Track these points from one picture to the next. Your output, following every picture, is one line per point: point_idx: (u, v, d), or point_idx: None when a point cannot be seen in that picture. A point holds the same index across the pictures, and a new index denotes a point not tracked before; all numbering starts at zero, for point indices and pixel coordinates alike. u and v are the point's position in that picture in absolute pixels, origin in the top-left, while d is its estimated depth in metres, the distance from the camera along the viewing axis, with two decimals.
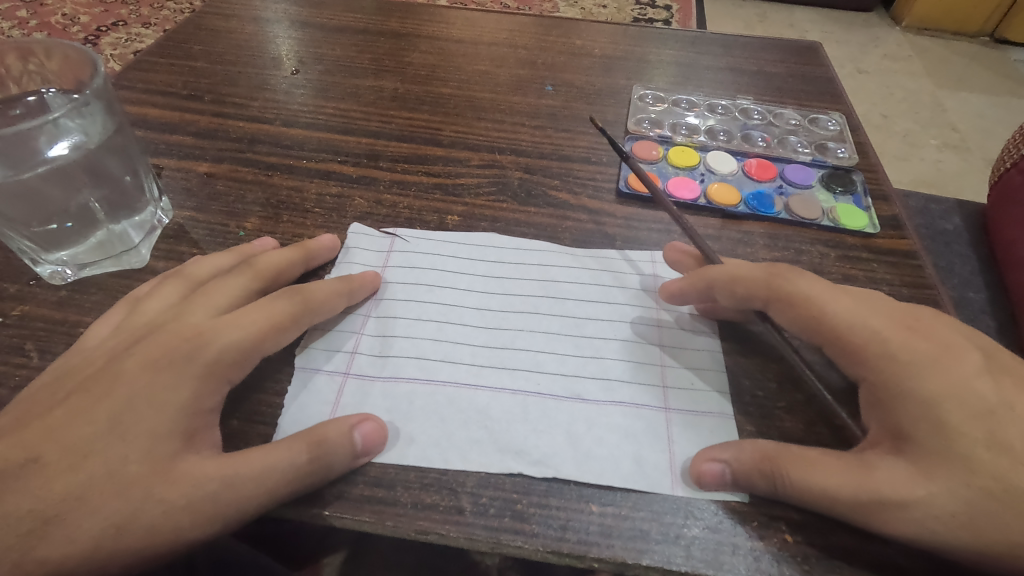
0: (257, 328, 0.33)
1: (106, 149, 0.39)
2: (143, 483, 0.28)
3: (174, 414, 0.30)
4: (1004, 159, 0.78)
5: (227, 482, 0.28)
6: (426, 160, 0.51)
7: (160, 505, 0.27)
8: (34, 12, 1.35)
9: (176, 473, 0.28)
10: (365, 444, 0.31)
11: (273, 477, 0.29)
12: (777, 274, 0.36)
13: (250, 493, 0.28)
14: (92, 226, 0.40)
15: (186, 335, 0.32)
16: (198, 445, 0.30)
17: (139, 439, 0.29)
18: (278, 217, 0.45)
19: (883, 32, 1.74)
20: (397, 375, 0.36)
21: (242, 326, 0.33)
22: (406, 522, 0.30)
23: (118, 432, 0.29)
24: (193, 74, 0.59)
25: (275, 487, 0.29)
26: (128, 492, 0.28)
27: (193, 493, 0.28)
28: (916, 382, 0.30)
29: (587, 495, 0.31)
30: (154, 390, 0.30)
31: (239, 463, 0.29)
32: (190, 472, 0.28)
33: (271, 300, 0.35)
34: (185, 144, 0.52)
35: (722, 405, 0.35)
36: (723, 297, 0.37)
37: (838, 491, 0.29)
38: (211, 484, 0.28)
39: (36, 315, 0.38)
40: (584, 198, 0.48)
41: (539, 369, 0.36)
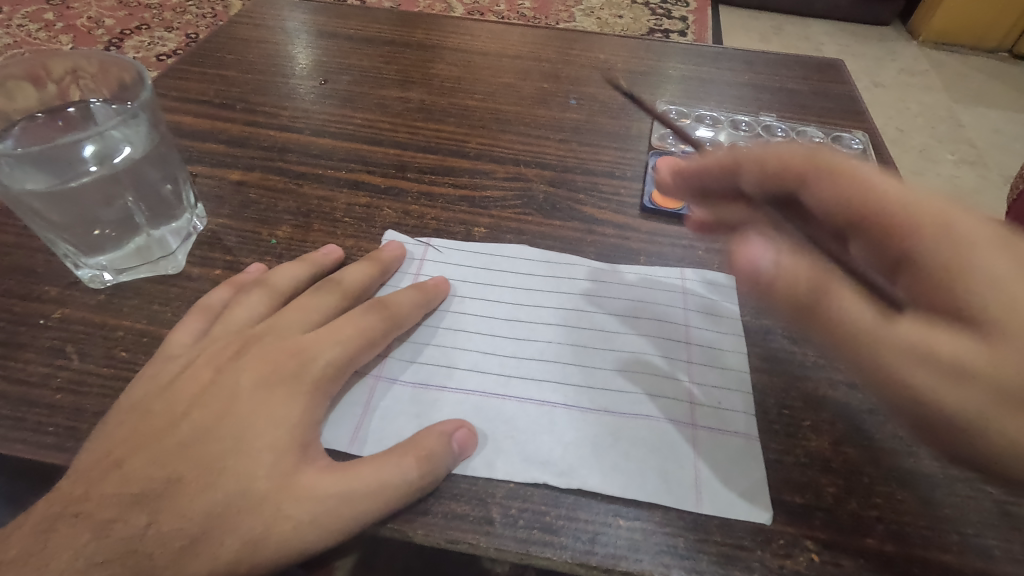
0: (338, 340, 0.34)
1: (149, 159, 0.40)
2: (269, 498, 0.27)
3: (275, 424, 0.29)
4: None
5: (346, 497, 0.28)
6: (452, 172, 0.52)
7: (290, 521, 0.26)
8: (60, 16, 1.37)
9: (296, 486, 0.27)
10: (459, 449, 0.32)
11: (392, 497, 0.28)
12: (867, 215, 0.28)
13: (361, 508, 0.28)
14: (132, 232, 0.41)
15: (282, 349, 0.33)
16: (314, 455, 0.29)
17: (246, 449, 0.28)
18: (308, 226, 0.46)
19: (901, 45, 1.74)
20: (427, 382, 0.36)
21: (336, 339, 0.34)
22: (437, 530, 0.30)
23: (205, 439, 0.28)
24: (224, 83, 0.60)
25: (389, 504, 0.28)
26: (227, 501, 0.27)
27: (221, 498, 0.27)
28: (982, 254, 0.25)
29: (614, 509, 0.32)
30: (219, 393, 0.30)
31: (355, 478, 0.28)
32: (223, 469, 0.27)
33: (360, 314, 0.36)
34: (217, 152, 0.53)
35: (746, 423, 0.35)
36: (769, 261, 0.31)
37: (851, 314, 0.27)
38: (330, 500, 0.27)
39: (77, 318, 0.39)
40: (609, 213, 0.49)
41: (566, 380, 0.37)
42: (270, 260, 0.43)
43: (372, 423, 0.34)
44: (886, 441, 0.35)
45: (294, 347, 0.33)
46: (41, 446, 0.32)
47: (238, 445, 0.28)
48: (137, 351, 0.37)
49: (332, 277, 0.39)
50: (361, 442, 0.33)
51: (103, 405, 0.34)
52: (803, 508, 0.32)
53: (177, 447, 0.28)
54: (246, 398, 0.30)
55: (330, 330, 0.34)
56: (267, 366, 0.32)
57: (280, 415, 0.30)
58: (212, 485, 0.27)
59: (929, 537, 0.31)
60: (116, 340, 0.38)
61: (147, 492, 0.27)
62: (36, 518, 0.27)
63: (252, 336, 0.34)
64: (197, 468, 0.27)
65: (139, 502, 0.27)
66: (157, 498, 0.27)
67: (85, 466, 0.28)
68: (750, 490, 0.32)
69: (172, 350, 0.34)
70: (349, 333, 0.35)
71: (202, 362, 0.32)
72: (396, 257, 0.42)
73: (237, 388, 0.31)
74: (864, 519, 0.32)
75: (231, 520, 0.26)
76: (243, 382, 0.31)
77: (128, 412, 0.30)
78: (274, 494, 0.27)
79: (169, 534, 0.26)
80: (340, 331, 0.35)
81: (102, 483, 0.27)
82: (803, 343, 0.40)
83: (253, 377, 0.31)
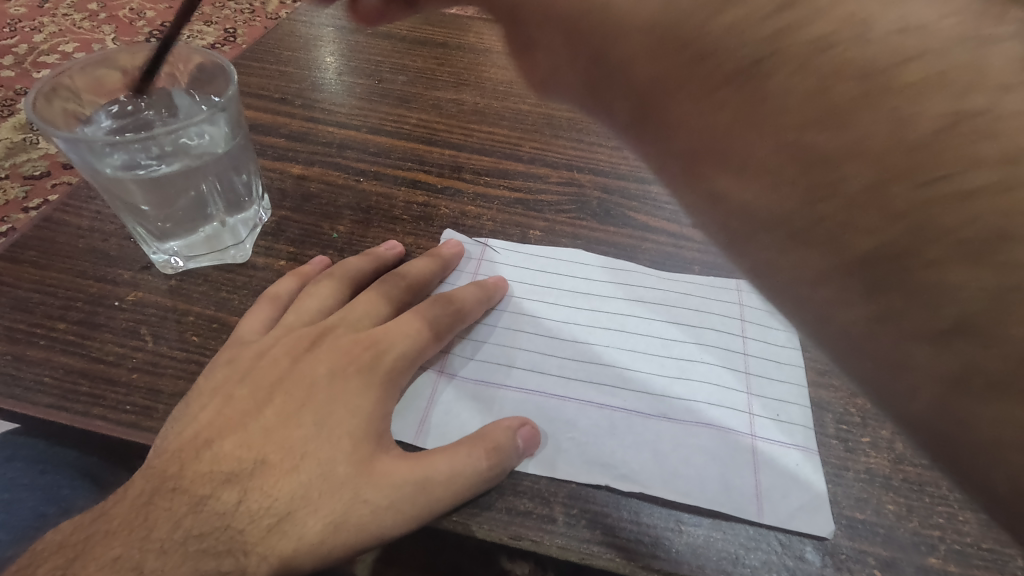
0: (414, 333, 0.35)
1: (228, 153, 0.42)
2: (349, 484, 0.27)
3: (353, 412, 0.30)
4: None
5: (422, 484, 0.28)
6: (507, 175, 0.53)
7: (368, 505, 0.27)
8: (105, 7, 1.41)
9: (376, 473, 0.28)
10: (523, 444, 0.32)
11: (464, 487, 0.29)
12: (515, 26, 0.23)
13: (433, 496, 0.28)
14: (206, 220, 0.43)
15: (356, 341, 0.34)
16: (389, 444, 0.30)
17: (326, 435, 0.29)
18: (368, 222, 0.47)
19: None
20: (488, 379, 0.37)
21: (406, 331, 0.35)
22: (500, 525, 0.31)
23: (286, 424, 0.29)
24: (284, 79, 0.62)
25: (460, 494, 0.29)
26: (310, 484, 0.27)
27: (298, 486, 0.27)
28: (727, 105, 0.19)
29: (675, 514, 0.32)
30: (298, 381, 0.31)
31: (429, 464, 0.29)
32: (302, 455, 0.28)
33: (426, 306, 0.37)
34: (279, 146, 0.54)
35: (806, 439, 0.35)
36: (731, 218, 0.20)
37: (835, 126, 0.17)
38: (407, 488, 0.28)
39: (150, 302, 0.40)
40: (662, 221, 0.49)
41: (625, 386, 0.37)
42: (332, 254, 0.44)
43: (437, 418, 0.35)
44: None
45: (367, 339, 0.34)
46: (120, 423, 0.33)
47: (316, 431, 0.29)
48: (208, 336, 0.38)
49: (396, 270, 0.40)
50: (426, 434, 0.34)
51: (178, 386, 0.35)
52: (863, 524, 0.32)
53: (262, 430, 0.29)
54: (324, 387, 0.31)
55: (401, 322, 0.35)
56: (343, 356, 0.33)
57: (358, 405, 0.30)
58: (295, 468, 0.28)
59: (993, 560, 0.31)
60: (188, 325, 0.39)
61: (236, 471, 0.28)
62: (133, 494, 0.28)
63: (325, 327, 0.35)
64: (282, 451, 0.28)
65: (228, 481, 0.28)
66: (246, 477, 0.28)
67: (176, 448, 0.29)
68: (813, 503, 0.32)
69: (245, 335, 0.35)
70: (419, 325, 0.35)
71: (281, 351, 0.33)
72: (455, 254, 0.43)
73: (314, 377, 0.31)
74: (927, 538, 0.32)
75: (313, 502, 0.27)
76: (321, 371, 0.32)
77: (212, 395, 0.31)
78: (353, 479, 0.27)
79: (257, 510, 0.27)
80: (411, 322, 0.35)
81: (195, 463, 0.28)
82: None
83: (330, 367, 0.32)
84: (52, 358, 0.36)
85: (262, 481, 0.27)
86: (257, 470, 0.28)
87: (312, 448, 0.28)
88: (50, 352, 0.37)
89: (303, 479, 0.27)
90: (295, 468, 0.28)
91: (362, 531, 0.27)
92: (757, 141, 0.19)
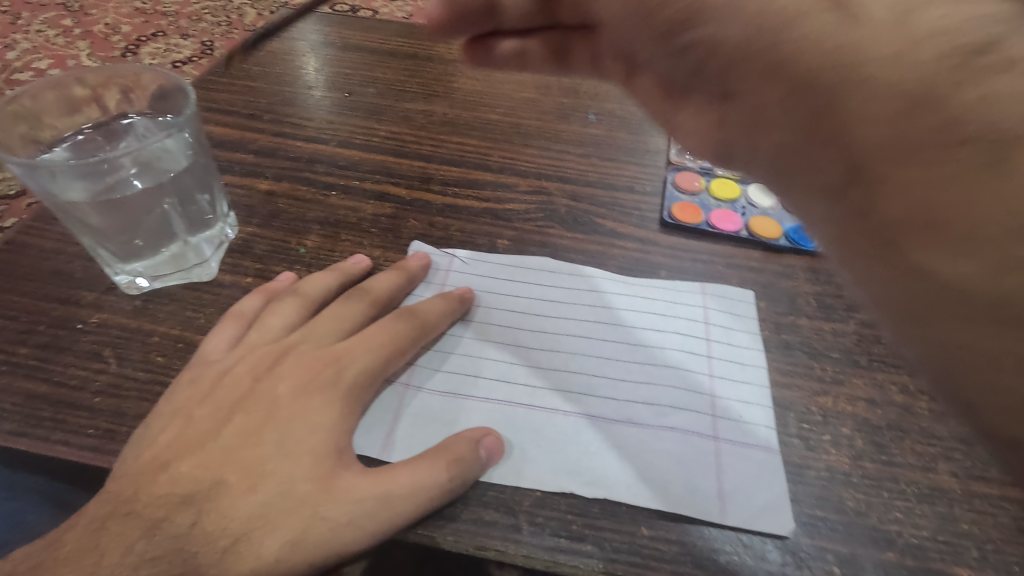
0: (378, 347, 0.35)
1: (189, 170, 0.41)
2: (306, 501, 0.27)
3: (312, 430, 0.30)
4: None
5: (384, 498, 0.28)
6: (476, 184, 0.53)
7: (328, 522, 0.27)
8: (79, 22, 1.40)
9: (336, 489, 0.28)
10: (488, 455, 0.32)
11: (426, 502, 0.29)
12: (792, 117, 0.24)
13: (391, 514, 0.28)
14: (169, 240, 0.42)
15: (318, 356, 0.34)
16: (349, 461, 0.30)
17: (286, 452, 0.29)
18: (336, 236, 0.47)
19: None
20: (455, 390, 0.37)
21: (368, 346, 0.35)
22: (466, 536, 0.31)
23: (245, 444, 0.29)
24: (252, 94, 0.62)
25: (420, 507, 0.29)
26: (267, 502, 0.27)
27: (253, 508, 0.27)
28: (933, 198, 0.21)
29: (639, 518, 0.32)
30: (257, 401, 0.31)
31: (391, 479, 0.29)
32: (259, 477, 0.28)
33: (389, 319, 0.37)
34: (247, 162, 0.54)
35: (768, 440, 0.36)
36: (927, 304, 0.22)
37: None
38: (366, 503, 0.28)
39: (114, 323, 0.40)
40: (630, 227, 0.50)
41: (591, 392, 0.37)
42: (300, 268, 0.45)
43: (404, 431, 0.35)
44: (906, 457, 0.36)
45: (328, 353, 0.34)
46: (83, 448, 0.33)
47: (275, 449, 0.29)
48: (173, 356, 0.38)
49: (360, 284, 0.40)
50: (392, 448, 0.34)
51: (142, 409, 0.35)
52: (824, 521, 0.33)
53: (220, 450, 0.29)
54: (282, 405, 0.31)
55: (364, 336, 0.35)
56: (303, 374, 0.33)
57: (318, 421, 0.30)
58: (252, 487, 0.28)
59: (950, 552, 0.32)
60: (154, 345, 0.39)
61: (193, 493, 0.28)
62: (90, 519, 0.28)
63: (288, 344, 0.35)
64: (240, 471, 0.28)
65: (183, 503, 0.28)
66: (202, 498, 0.28)
67: (132, 472, 0.29)
68: (775, 503, 0.33)
69: (208, 354, 0.35)
70: (382, 339, 0.35)
71: (243, 368, 0.33)
72: (421, 267, 0.43)
73: (273, 396, 0.31)
74: (885, 533, 0.32)
75: (271, 521, 0.27)
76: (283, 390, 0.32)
77: (172, 416, 0.31)
78: (312, 496, 0.27)
79: (213, 532, 0.27)
80: (374, 336, 0.35)
81: (150, 487, 0.28)
82: (821, 358, 0.41)
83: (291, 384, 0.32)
84: (13, 384, 0.36)
85: (217, 505, 0.27)
86: (213, 494, 0.28)
87: (269, 469, 0.28)
88: (11, 377, 0.36)
89: (261, 500, 0.27)
90: (252, 488, 0.28)
91: (322, 548, 0.27)
92: (963, 233, 0.20)
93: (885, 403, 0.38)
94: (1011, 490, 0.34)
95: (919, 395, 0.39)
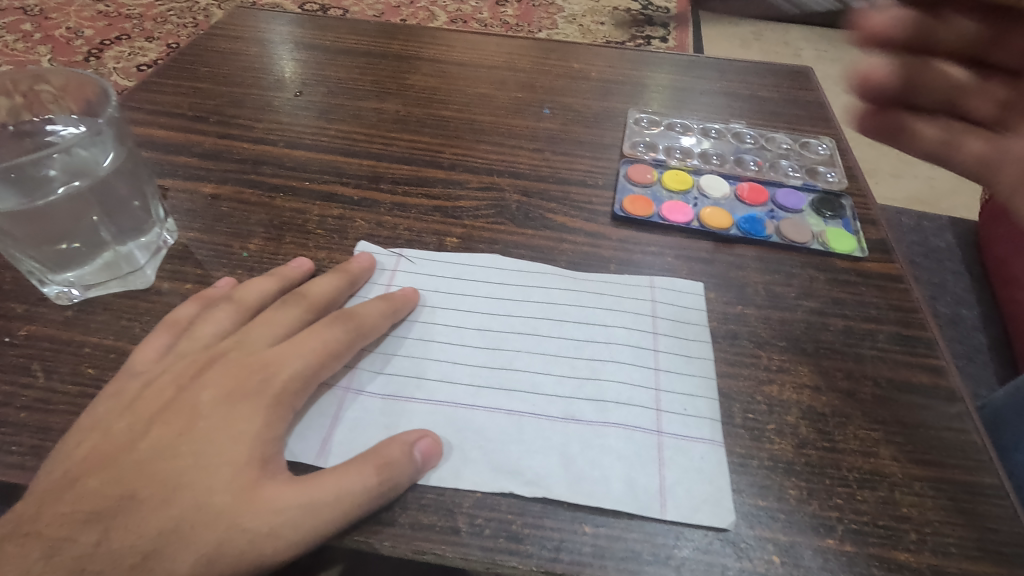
0: (312, 354, 0.34)
1: (116, 173, 0.40)
2: (224, 513, 0.27)
3: (234, 440, 0.30)
4: None
5: (306, 507, 0.28)
6: (426, 182, 0.52)
7: (246, 534, 0.27)
8: (39, 26, 1.37)
9: (255, 499, 0.28)
10: (424, 457, 0.32)
11: (355, 508, 0.29)
12: None
13: (313, 523, 0.28)
14: (100, 249, 0.41)
15: (246, 364, 0.33)
16: (274, 470, 0.29)
17: (205, 464, 0.29)
18: (280, 238, 0.46)
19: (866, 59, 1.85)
20: (397, 393, 0.36)
21: (300, 351, 0.34)
22: (403, 541, 0.30)
23: (162, 456, 0.29)
24: (199, 96, 0.60)
25: (346, 515, 0.29)
26: (182, 517, 0.27)
27: (167, 523, 0.27)
28: None
29: (579, 516, 0.32)
30: (179, 413, 0.31)
31: (316, 487, 0.29)
32: (174, 493, 0.28)
33: (324, 323, 0.36)
34: (191, 165, 0.52)
35: (712, 432, 0.36)
36: None
37: None
38: (289, 512, 0.28)
39: (43, 335, 0.39)
40: (581, 221, 0.49)
41: (536, 390, 0.37)
42: (242, 273, 0.43)
43: (342, 436, 0.34)
44: (848, 443, 0.36)
45: (257, 362, 0.33)
46: (3, 466, 0.32)
47: (193, 461, 0.29)
48: (104, 367, 0.37)
49: (299, 289, 0.39)
50: (329, 452, 0.33)
51: (70, 422, 0.34)
52: (764, 511, 0.32)
53: (134, 464, 0.29)
54: (204, 418, 0.30)
55: (296, 343, 0.35)
56: (229, 384, 0.32)
57: (241, 430, 0.30)
58: (167, 501, 0.27)
59: (889, 537, 0.32)
60: (84, 356, 0.37)
61: (100, 509, 0.27)
62: None
63: (217, 352, 0.34)
64: (154, 484, 0.28)
65: (91, 519, 0.27)
66: (111, 514, 0.27)
67: (42, 489, 0.28)
68: (716, 495, 0.33)
69: (136, 365, 0.34)
70: (316, 345, 0.35)
71: (167, 379, 0.33)
72: (364, 268, 0.43)
73: (195, 407, 0.31)
74: (825, 520, 0.32)
75: (184, 536, 0.27)
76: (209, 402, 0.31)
77: (89, 430, 0.30)
78: (229, 508, 0.27)
79: (121, 549, 0.26)
80: (307, 340, 0.35)
81: (56, 504, 0.27)
82: (768, 347, 0.41)
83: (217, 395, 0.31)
84: None
85: (129, 521, 0.27)
86: (126, 510, 0.27)
87: (185, 482, 0.28)
88: None
89: (174, 516, 0.27)
90: (165, 503, 0.27)
91: (239, 559, 0.27)
92: None
93: (830, 389, 0.38)
94: (950, 472, 0.35)
95: (863, 380, 0.39)
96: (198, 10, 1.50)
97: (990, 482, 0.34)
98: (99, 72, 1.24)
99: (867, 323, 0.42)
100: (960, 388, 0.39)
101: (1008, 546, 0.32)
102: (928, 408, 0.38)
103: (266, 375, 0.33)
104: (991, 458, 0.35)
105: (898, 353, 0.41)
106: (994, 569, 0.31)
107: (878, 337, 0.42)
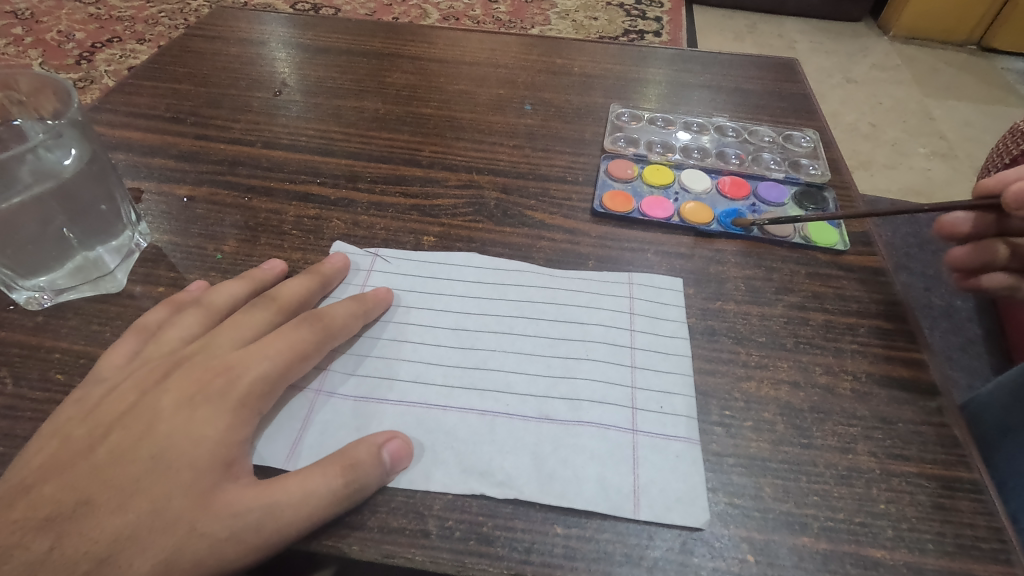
0: (279, 358, 0.34)
1: (82, 174, 0.40)
2: (183, 517, 0.28)
3: (194, 444, 0.30)
4: (991, 164, 0.75)
5: (267, 510, 0.29)
6: (405, 181, 0.52)
7: (204, 538, 0.28)
8: (30, 30, 1.36)
9: (215, 504, 0.29)
10: (392, 459, 0.32)
11: (316, 513, 0.29)
12: None
13: (272, 527, 0.29)
14: (69, 252, 0.41)
15: (210, 368, 0.34)
16: (238, 472, 0.30)
17: (162, 469, 0.30)
18: (255, 240, 0.46)
19: (860, 50, 1.84)
20: (368, 395, 0.36)
21: (266, 354, 0.34)
22: (372, 545, 0.30)
23: (119, 461, 0.30)
24: (177, 97, 0.60)
25: (306, 520, 0.29)
26: (138, 522, 0.28)
27: (123, 526, 0.28)
28: None
29: (551, 517, 0.31)
30: (140, 419, 0.31)
31: (278, 491, 0.29)
32: (131, 498, 0.29)
33: (291, 326, 0.36)
34: (167, 167, 0.52)
35: (688, 430, 0.35)
36: None
37: None
38: (250, 515, 0.28)
39: (12, 341, 0.38)
40: (560, 218, 0.49)
41: (509, 389, 0.37)
42: (215, 276, 0.43)
43: (312, 439, 0.34)
44: (826, 438, 0.35)
45: (222, 366, 0.34)
46: None
47: (150, 466, 0.30)
48: (73, 373, 0.36)
49: (269, 291, 0.39)
50: (298, 456, 0.33)
51: (36, 429, 0.34)
52: (738, 509, 0.32)
53: (90, 469, 0.30)
54: (165, 425, 0.31)
55: (262, 346, 0.35)
56: (192, 390, 0.33)
57: (201, 434, 0.31)
58: (123, 506, 0.28)
59: (865, 533, 0.31)
60: (52, 362, 0.37)
61: (53, 515, 0.28)
62: None
63: (181, 357, 0.35)
64: (110, 490, 0.29)
65: (43, 526, 0.28)
66: (64, 521, 0.28)
67: None
68: (689, 494, 0.32)
69: (102, 371, 0.34)
70: (282, 347, 0.35)
71: (129, 384, 0.33)
72: (337, 268, 0.42)
73: (156, 414, 0.32)
74: (800, 517, 0.32)
75: (141, 541, 0.28)
76: (171, 407, 0.32)
77: (50, 436, 0.31)
78: (188, 512, 0.28)
79: (73, 555, 0.27)
80: (274, 343, 0.35)
81: (8, 510, 0.28)
82: (747, 342, 0.40)
83: (180, 398, 0.32)
84: None
85: (84, 526, 0.28)
86: (82, 515, 0.28)
87: (144, 486, 0.29)
88: None
89: (130, 520, 0.28)
90: (122, 507, 0.28)
91: (197, 563, 0.28)
92: None
93: (808, 384, 0.38)
94: (929, 467, 0.34)
95: (842, 375, 0.38)
96: (189, 11, 1.49)
97: (969, 476, 0.34)
98: (90, 74, 1.23)
99: (848, 317, 0.42)
100: (940, 381, 0.38)
101: (986, 542, 0.31)
102: (908, 402, 0.37)
103: (230, 380, 0.33)
104: (971, 452, 0.35)
105: (878, 346, 0.40)
106: (972, 565, 0.31)
107: (858, 331, 0.41)
